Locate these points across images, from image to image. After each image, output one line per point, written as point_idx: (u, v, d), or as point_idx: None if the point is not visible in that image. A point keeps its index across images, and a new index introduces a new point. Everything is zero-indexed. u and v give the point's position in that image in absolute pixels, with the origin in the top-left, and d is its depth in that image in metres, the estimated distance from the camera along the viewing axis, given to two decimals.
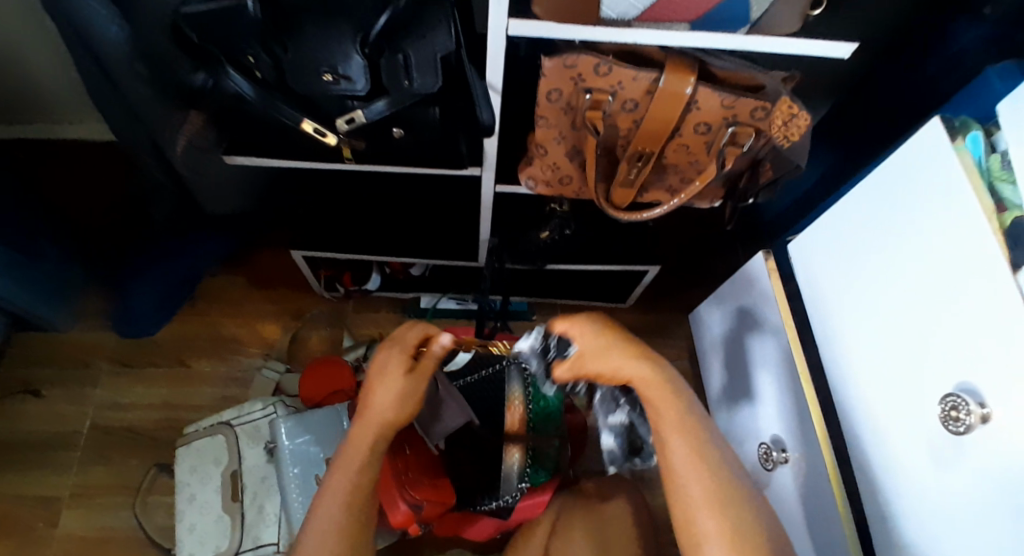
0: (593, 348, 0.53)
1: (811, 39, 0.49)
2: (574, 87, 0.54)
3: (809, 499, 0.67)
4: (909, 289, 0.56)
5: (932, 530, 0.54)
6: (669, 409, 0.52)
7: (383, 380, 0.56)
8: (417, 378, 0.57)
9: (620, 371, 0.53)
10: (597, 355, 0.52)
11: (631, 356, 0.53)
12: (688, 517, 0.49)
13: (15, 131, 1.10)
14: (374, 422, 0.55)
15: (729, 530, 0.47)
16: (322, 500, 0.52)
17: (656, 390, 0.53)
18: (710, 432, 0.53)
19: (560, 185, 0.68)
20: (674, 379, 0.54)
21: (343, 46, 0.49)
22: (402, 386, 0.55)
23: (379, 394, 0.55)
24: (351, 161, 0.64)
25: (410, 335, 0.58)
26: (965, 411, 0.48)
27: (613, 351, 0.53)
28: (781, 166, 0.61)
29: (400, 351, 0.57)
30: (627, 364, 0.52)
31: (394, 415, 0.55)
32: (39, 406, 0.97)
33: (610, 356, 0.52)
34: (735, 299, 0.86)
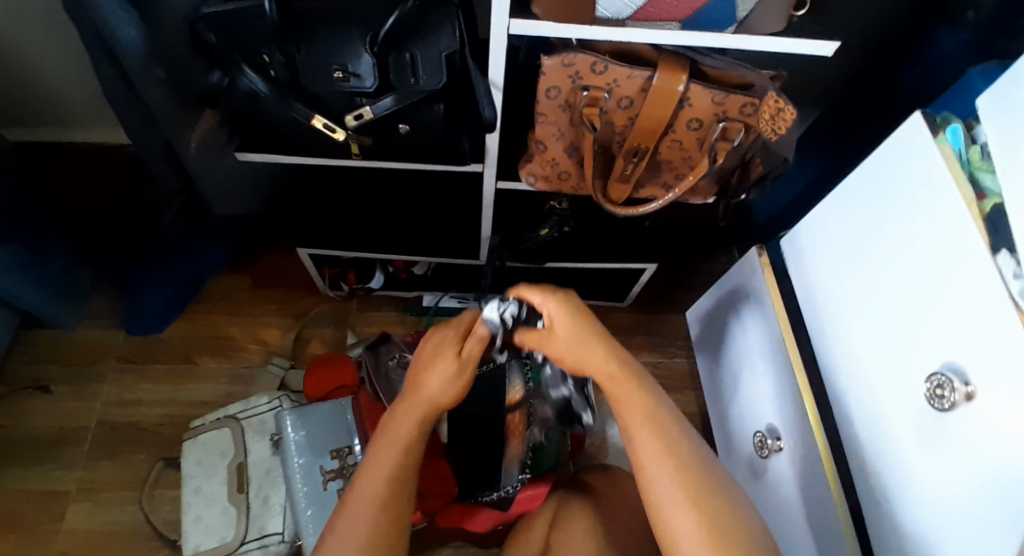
0: (562, 338, 0.54)
1: (795, 39, 0.51)
2: (571, 86, 0.57)
3: (803, 485, 0.69)
4: (899, 279, 0.58)
5: (924, 512, 0.56)
6: (637, 401, 0.52)
7: (441, 358, 0.56)
8: (469, 359, 0.57)
9: (588, 361, 0.54)
10: (565, 345, 0.54)
11: (600, 347, 0.54)
12: (660, 515, 0.48)
13: (28, 136, 1.13)
14: (426, 401, 0.55)
15: (702, 528, 0.46)
16: (368, 476, 0.51)
17: (625, 386, 0.53)
18: (678, 427, 0.52)
19: (559, 180, 0.70)
20: (640, 373, 0.55)
21: (352, 46, 0.52)
22: (455, 367, 0.56)
23: (433, 374, 0.56)
24: (357, 158, 0.66)
25: (466, 319, 0.60)
26: (949, 389, 0.50)
27: (583, 338, 0.53)
28: (770, 161, 0.62)
29: (455, 333, 0.58)
30: (593, 355, 0.53)
31: (446, 396, 0.56)
32: (47, 402, 0.99)
33: (579, 344, 0.53)
34: (730, 295, 0.88)
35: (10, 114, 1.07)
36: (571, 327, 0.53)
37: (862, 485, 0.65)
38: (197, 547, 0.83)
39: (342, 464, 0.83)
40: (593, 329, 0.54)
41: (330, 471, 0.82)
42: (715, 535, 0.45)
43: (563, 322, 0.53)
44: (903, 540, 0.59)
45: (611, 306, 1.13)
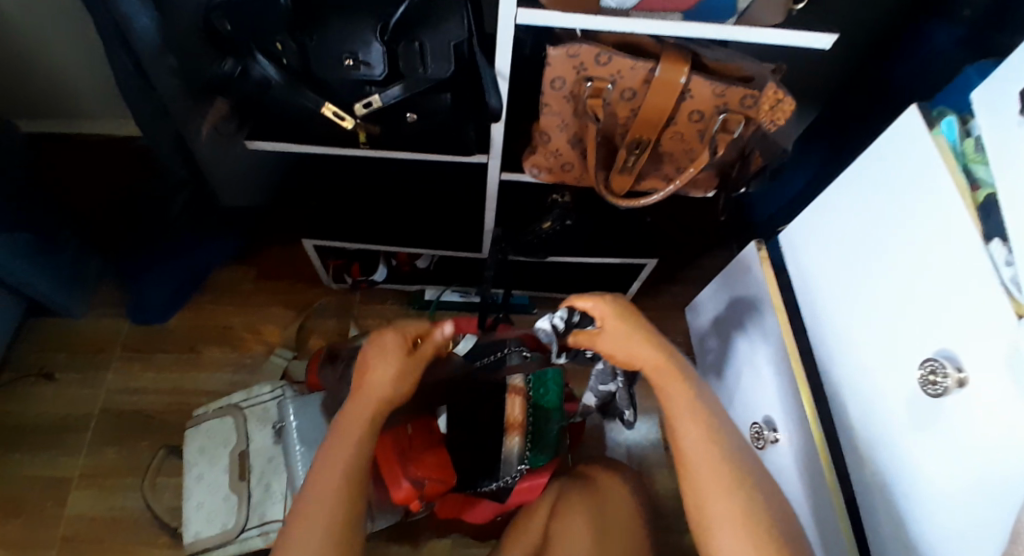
0: (611, 334, 0.57)
1: (794, 31, 0.52)
2: (576, 77, 0.58)
3: (801, 475, 0.70)
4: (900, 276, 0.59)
5: (921, 502, 0.56)
6: (680, 394, 0.55)
7: (388, 360, 0.57)
8: (416, 360, 0.58)
9: (633, 356, 0.57)
10: (614, 341, 0.57)
11: (645, 342, 0.57)
12: (699, 502, 0.49)
13: (37, 127, 1.14)
14: (369, 401, 0.55)
15: (740, 513, 0.47)
16: (315, 479, 0.49)
17: (671, 378, 0.56)
18: (721, 420, 0.54)
19: (562, 171, 0.72)
20: (685, 366, 0.57)
21: (363, 34, 0.53)
22: (400, 366, 0.57)
23: (378, 373, 0.56)
24: (365, 146, 0.68)
25: (410, 326, 0.61)
26: (942, 374, 0.51)
27: (630, 336, 0.57)
28: (769, 152, 0.65)
29: (399, 336, 0.59)
30: (641, 350, 0.56)
31: (392, 395, 0.56)
32: (52, 389, 1.00)
33: (627, 339, 0.57)
34: (730, 290, 0.90)
35: (21, 104, 1.08)
36: (619, 325, 0.57)
37: (859, 474, 0.66)
38: (197, 534, 0.85)
39: None
40: (639, 325, 0.58)
41: None
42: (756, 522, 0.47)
43: (613, 322, 0.58)
44: (900, 528, 0.59)
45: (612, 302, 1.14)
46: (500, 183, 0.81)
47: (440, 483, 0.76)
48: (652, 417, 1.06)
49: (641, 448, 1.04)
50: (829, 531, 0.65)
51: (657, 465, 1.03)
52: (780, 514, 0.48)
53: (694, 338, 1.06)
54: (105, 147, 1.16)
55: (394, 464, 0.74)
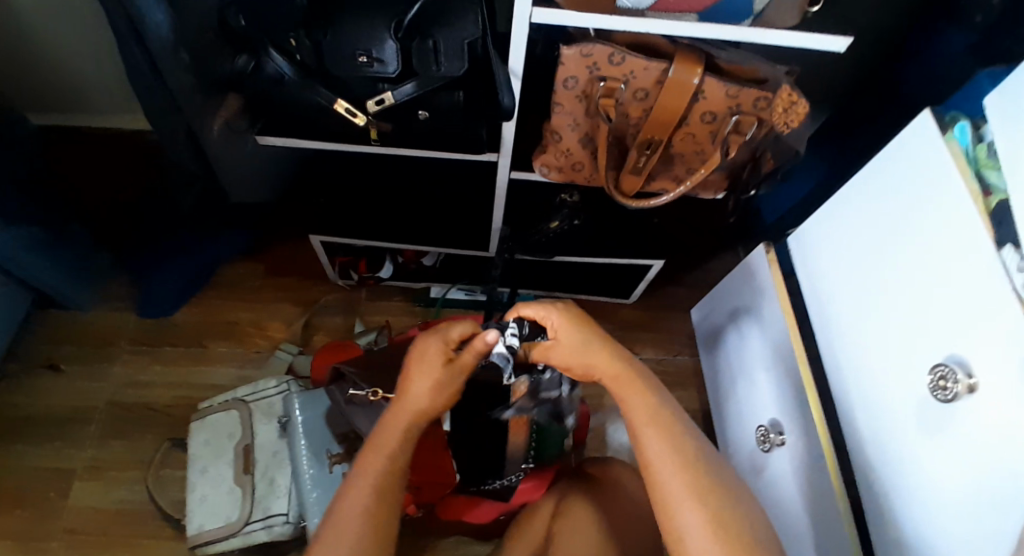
0: (565, 340, 0.57)
1: (808, 34, 0.52)
2: (589, 76, 0.58)
3: (807, 479, 0.69)
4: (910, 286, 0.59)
5: (928, 510, 0.56)
6: (640, 400, 0.53)
7: (431, 370, 0.57)
8: (454, 370, 0.58)
9: (591, 366, 0.56)
10: (568, 349, 0.57)
11: (605, 351, 0.56)
12: (668, 511, 0.47)
13: (51, 119, 1.14)
14: (410, 410, 0.55)
15: (710, 520, 0.44)
16: (350, 488, 0.50)
17: (630, 384, 0.55)
18: (688, 428, 0.52)
19: (571, 171, 0.72)
20: (644, 374, 0.56)
21: (377, 32, 0.54)
22: (441, 375, 0.57)
23: (418, 382, 0.56)
24: (376, 143, 0.68)
25: (455, 331, 0.60)
26: (953, 380, 0.51)
27: (587, 345, 0.56)
28: (781, 153, 0.65)
29: (441, 343, 0.59)
30: (596, 356, 0.56)
31: (428, 404, 0.56)
32: (57, 381, 1.00)
33: (580, 346, 0.57)
34: (736, 292, 0.90)
35: (29, 96, 1.08)
36: (574, 334, 0.57)
37: (864, 478, 0.66)
38: (200, 527, 0.84)
39: (347, 448, 0.84)
40: (596, 333, 0.57)
41: (335, 455, 0.84)
42: (722, 528, 0.44)
43: (565, 331, 0.57)
44: (906, 533, 0.59)
45: (617, 302, 1.14)
46: (508, 182, 0.81)
47: (437, 484, 0.80)
48: None
49: None
50: (832, 535, 0.64)
51: None
52: (757, 527, 0.46)
53: (698, 339, 1.06)
54: (113, 140, 1.16)
55: None
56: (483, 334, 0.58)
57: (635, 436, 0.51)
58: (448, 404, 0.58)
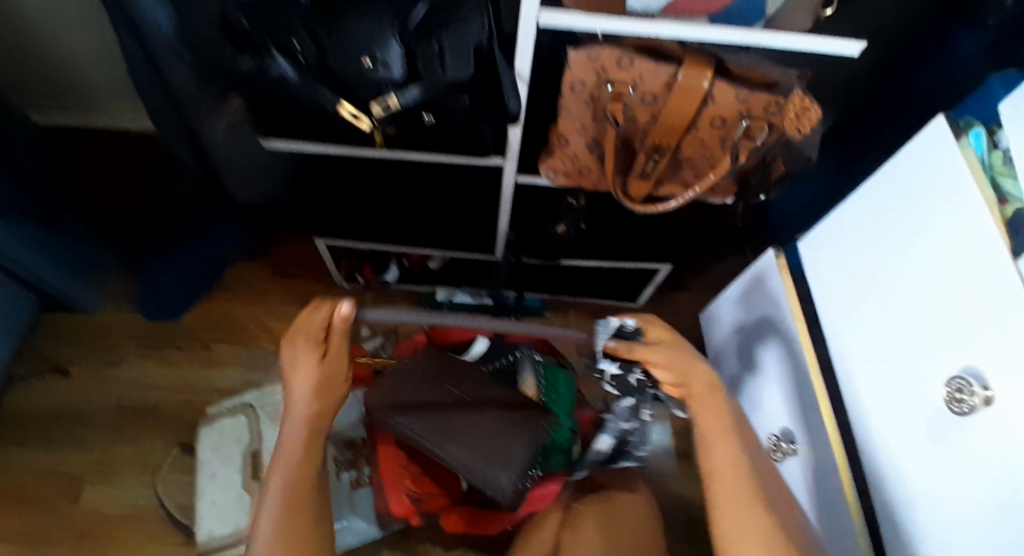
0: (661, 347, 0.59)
1: (819, 38, 0.51)
2: (596, 80, 0.57)
3: (818, 491, 0.68)
4: (926, 299, 0.57)
5: (943, 528, 0.54)
6: (717, 415, 0.56)
7: (304, 371, 0.54)
8: (331, 362, 0.56)
9: (685, 378, 0.58)
10: (665, 355, 0.58)
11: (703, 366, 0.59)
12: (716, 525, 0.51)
13: (54, 118, 1.14)
14: (301, 419, 0.53)
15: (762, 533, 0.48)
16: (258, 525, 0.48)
17: (708, 398, 0.57)
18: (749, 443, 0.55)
19: (579, 176, 0.71)
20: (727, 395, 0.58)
21: (382, 31, 0.52)
22: (316, 373, 0.54)
23: (297, 389, 0.54)
24: (381, 146, 0.67)
25: (315, 320, 0.55)
26: (969, 393, 0.50)
27: (681, 357, 0.58)
28: (793, 159, 0.64)
29: (310, 341, 0.55)
30: (693, 366, 0.58)
31: (317, 406, 0.54)
32: (65, 385, 1.00)
33: (682, 358, 0.58)
34: (743, 296, 0.89)
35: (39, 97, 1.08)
36: (671, 343, 0.60)
37: (875, 489, 0.65)
38: (210, 533, 0.84)
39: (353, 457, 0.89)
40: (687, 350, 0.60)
41: (342, 462, 0.88)
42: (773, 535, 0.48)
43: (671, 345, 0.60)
44: (922, 549, 0.57)
45: (624, 306, 1.13)
46: (515, 186, 0.81)
47: (438, 496, 0.82)
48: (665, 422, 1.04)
49: (652, 454, 1.03)
50: (844, 548, 0.63)
51: (668, 473, 1.02)
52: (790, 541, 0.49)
53: (707, 345, 1.04)
54: (120, 142, 1.17)
55: (394, 482, 0.82)
56: (338, 311, 0.55)
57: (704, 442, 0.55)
58: (339, 396, 0.57)
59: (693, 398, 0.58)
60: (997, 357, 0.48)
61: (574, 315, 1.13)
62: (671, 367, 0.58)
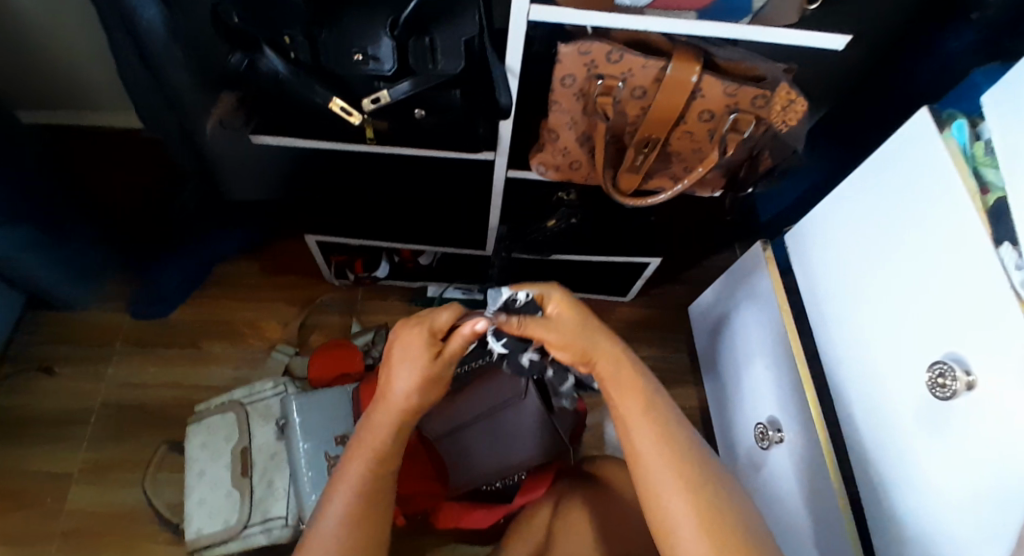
0: (559, 323, 0.50)
1: (808, 31, 0.52)
2: (587, 74, 0.58)
3: (806, 478, 0.69)
4: (910, 286, 0.58)
5: (932, 510, 0.56)
6: (631, 395, 0.48)
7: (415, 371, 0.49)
8: (442, 364, 0.51)
9: (590, 355, 0.50)
10: (563, 334, 0.49)
11: (608, 338, 0.51)
12: (661, 523, 0.43)
13: (41, 115, 1.12)
14: (393, 408, 0.50)
15: (709, 529, 0.41)
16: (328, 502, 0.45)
17: (621, 374, 0.50)
18: (680, 423, 0.48)
19: (570, 170, 0.71)
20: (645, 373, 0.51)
21: (374, 32, 0.53)
22: (426, 371, 0.50)
23: (397, 378, 0.50)
24: (373, 142, 0.67)
25: (440, 320, 0.50)
26: (951, 378, 0.51)
27: (588, 334, 0.50)
28: (780, 152, 0.65)
29: (424, 331, 0.50)
30: (595, 342, 0.49)
31: (418, 401, 0.50)
32: (50, 383, 0.99)
33: (580, 331, 0.50)
34: (734, 290, 0.90)
35: (22, 94, 1.06)
36: (574, 317, 0.50)
37: (863, 474, 0.66)
38: (199, 531, 0.84)
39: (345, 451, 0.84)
40: (592, 319, 0.51)
41: (333, 455, 0.84)
42: (717, 531, 0.41)
43: (569, 316, 0.50)
44: (910, 531, 0.59)
45: (615, 301, 1.14)
46: (506, 181, 0.81)
47: (424, 495, 0.83)
48: None
49: None
50: (833, 534, 0.65)
51: None
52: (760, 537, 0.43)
53: (697, 335, 1.06)
54: (106, 139, 1.15)
55: None
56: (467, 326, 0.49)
57: (625, 429, 0.47)
58: (435, 399, 0.53)
59: (601, 376, 0.50)
60: (979, 344, 0.50)
61: None
62: (570, 348, 0.50)
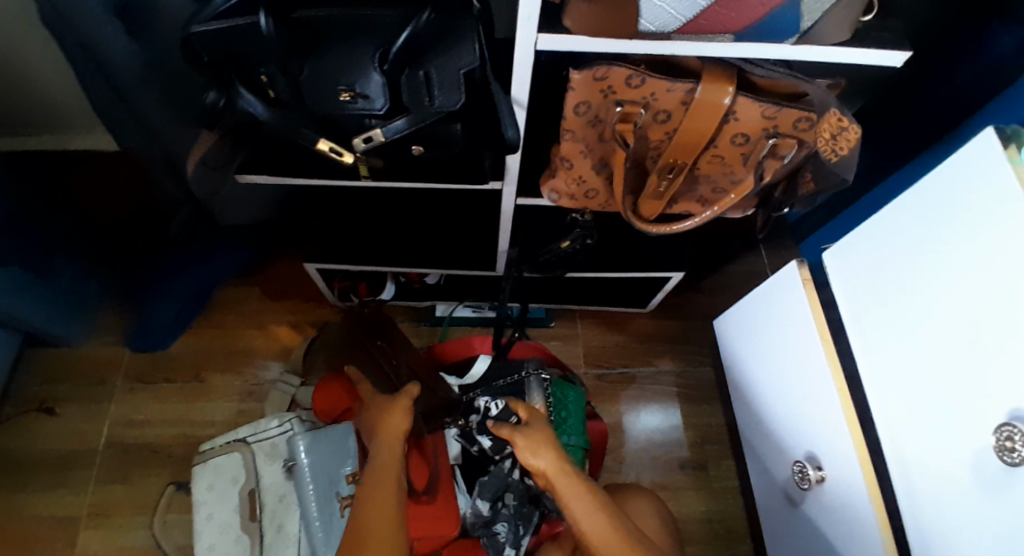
0: (529, 431, 0.66)
1: (861, 48, 0.44)
2: (604, 100, 0.51)
3: (852, 527, 0.64)
4: (975, 325, 0.51)
5: None
6: (578, 500, 0.60)
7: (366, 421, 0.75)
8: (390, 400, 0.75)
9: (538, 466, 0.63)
10: (529, 438, 0.65)
11: (555, 449, 0.64)
12: None
13: (21, 142, 1.07)
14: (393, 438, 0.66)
15: None
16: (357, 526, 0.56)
17: (569, 482, 0.61)
18: (626, 522, 0.60)
19: (585, 199, 0.65)
20: (587, 483, 0.62)
21: (360, 64, 0.46)
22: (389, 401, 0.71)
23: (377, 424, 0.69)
24: (367, 179, 0.61)
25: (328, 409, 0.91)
26: (1020, 440, 0.45)
27: (545, 442, 0.65)
28: (824, 178, 0.56)
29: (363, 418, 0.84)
30: (545, 447, 0.64)
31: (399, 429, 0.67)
32: (53, 424, 0.96)
33: (538, 438, 0.65)
34: (759, 309, 0.83)
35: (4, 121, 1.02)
36: (534, 427, 0.67)
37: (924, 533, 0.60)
38: None
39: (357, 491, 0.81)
40: (545, 428, 0.67)
41: (344, 497, 0.80)
42: None
43: (532, 426, 0.67)
44: None
45: (633, 312, 1.08)
46: (516, 205, 0.75)
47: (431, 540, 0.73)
48: (672, 410, 1.01)
49: (668, 468, 0.98)
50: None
51: (690, 485, 0.97)
52: None
53: (721, 347, 1.00)
54: (95, 163, 1.10)
55: None
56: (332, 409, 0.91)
57: (580, 533, 0.59)
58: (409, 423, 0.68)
59: (559, 496, 0.61)
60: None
61: (581, 325, 1.08)
62: (537, 452, 0.63)
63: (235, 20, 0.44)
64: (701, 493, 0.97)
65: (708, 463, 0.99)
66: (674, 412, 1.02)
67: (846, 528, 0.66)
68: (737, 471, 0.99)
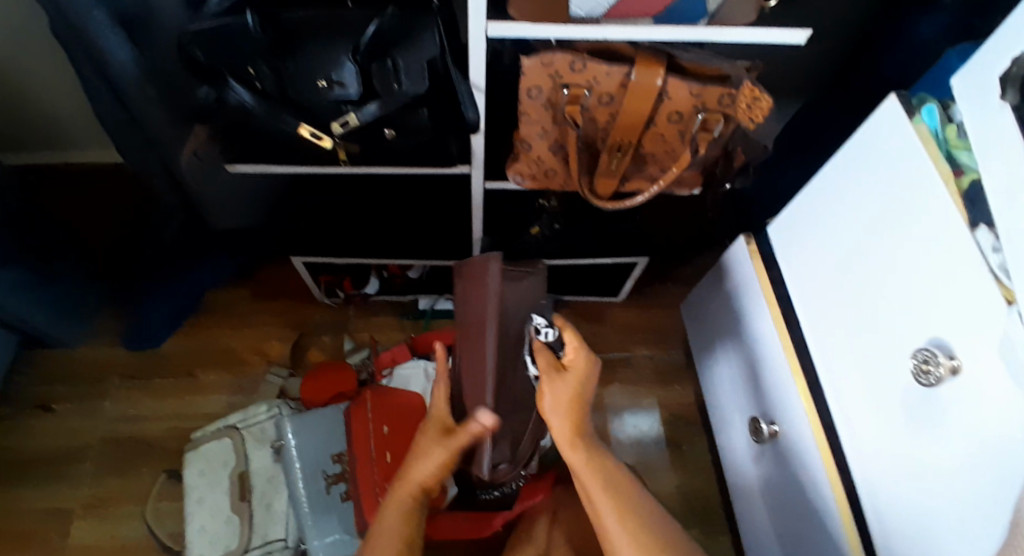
0: (561, 387, 0.57)
1: (767, 28, 0.51)
2: (553, 84, 0.58)
3: (799, 472, 0.70)
4: (889, 272, 0.56)
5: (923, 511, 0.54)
6: (590, 472, 0.56)
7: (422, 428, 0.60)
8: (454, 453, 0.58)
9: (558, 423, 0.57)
10: (560, 393, 0.57)
11: (577, 414, 0.57)
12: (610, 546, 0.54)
13: (17, 155, 1.13)
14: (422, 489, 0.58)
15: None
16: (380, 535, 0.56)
17: (582, 452, 0.56)
18: (639, 498, 0.56)
19: (546, 178, 0.71)
20: (604, 458, 0.57)
21: (336, 54, 0.53)
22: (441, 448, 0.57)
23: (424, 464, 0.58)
24: (345, 164, 0.67)
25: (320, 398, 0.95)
26: (935, 363, 0.49)
27: (576, 405, 0.57)
28: (751, 148, 0.67)
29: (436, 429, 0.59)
30: (578, 405, 0.57)
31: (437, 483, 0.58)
32: (49, 422, 0.99)
33: (571, 395, 0.57)
34: (718, 287, 0.91)
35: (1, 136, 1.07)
36: (573, 376, 0.58)
37: (858, 478, 0.64)
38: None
39: (343, 469, 0.85)
40: (584, 383, 0.58)
41: (332, 475, 0.84)
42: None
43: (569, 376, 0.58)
44: (889, 525, 0.59)
45: (606, 302, 1.14)
46: (484, 193, 0.82)
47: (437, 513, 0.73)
48: (654, 413, 1.05)
49: (644, 446, 1.03)
50: (833, 536, 0.65)
51: (665, 462, 1.02)
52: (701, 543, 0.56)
53: (688, 327, 1.07)
54: (90, 175, 1.16)
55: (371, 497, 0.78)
56: (324, 397, 0.95)
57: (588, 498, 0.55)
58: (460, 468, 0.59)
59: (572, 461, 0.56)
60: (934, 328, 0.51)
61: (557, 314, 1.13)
62: (560, 413, 0.57)
63: (221, 20, 0.50)
64: (675, 469, 1.01)
65: (681, 440, 1.04)
66: (648, 393, 1.07)
67: (797, 475, 0.71)
68: (708, 447, 1.03)
